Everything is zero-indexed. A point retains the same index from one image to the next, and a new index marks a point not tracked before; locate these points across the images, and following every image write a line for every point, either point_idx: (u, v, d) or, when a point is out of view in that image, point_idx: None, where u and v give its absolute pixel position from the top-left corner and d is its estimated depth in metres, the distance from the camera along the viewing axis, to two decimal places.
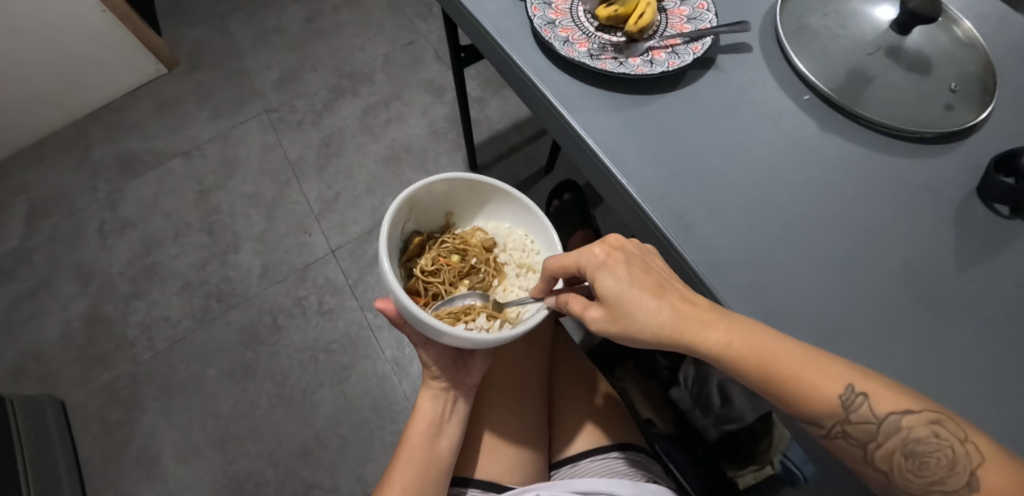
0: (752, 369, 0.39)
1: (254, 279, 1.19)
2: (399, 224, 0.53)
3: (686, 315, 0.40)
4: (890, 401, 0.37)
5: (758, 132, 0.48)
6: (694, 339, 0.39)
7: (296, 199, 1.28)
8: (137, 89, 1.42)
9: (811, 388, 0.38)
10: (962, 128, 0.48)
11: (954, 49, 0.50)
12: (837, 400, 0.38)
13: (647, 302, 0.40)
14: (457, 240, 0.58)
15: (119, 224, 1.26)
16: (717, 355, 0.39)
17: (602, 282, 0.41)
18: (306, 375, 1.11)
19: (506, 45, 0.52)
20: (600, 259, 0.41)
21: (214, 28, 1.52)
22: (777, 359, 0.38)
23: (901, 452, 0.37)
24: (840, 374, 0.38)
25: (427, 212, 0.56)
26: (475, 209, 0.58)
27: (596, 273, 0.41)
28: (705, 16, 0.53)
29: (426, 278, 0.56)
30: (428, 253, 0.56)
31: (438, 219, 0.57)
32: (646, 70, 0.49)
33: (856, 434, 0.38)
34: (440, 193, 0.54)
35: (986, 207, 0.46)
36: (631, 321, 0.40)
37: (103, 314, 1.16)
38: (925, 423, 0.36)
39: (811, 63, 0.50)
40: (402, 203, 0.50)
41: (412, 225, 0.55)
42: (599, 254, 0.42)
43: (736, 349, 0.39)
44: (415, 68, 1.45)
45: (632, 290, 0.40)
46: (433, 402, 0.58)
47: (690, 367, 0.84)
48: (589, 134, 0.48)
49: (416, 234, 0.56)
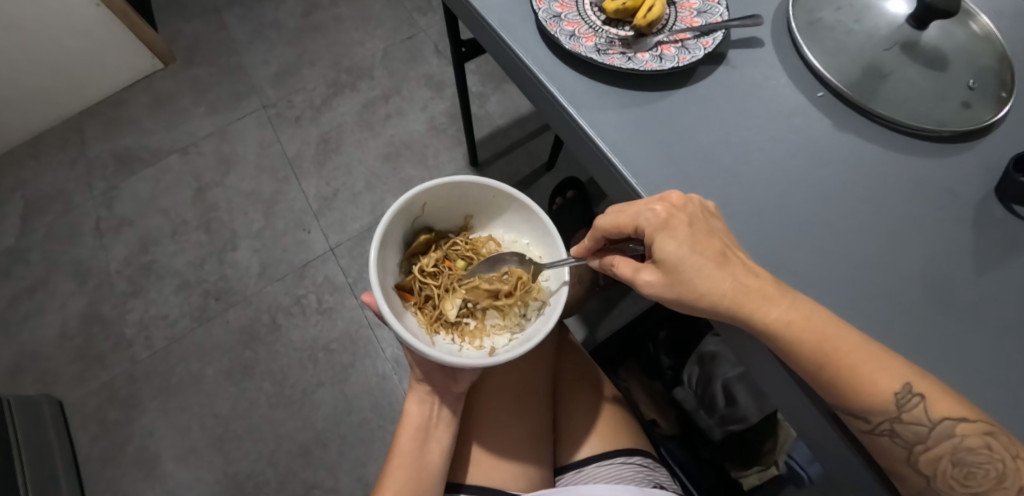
0: (808, 351, 0.37)
1: (252, 278, 1.18)
2: (410, 216, 0.52)
3: (748, 288, 0.38)
4: (948, 406, 0.36)
5: (772, 130, 0.47)
6: (751, 314, 0.38)
7: (294, 196, 1.26)
8: (133, 85, 1.40)
9: (868, 379, 0.37)
10: (980, 126, 0.47)
11: (972, 45, 0.49)
12: (892, 397, 0.36)
13: (707, 270, 0.38)
14: (468, 246, 0.57)
15: (116, 222, 1.24)
16: (770, 332, 0.38)
17: (663, 242, 0.39)
18: (306, 374, 1.10)
19: (510, 39, 0.50)
20: (661, 218, 0.39)
21: (210, 22, 1.50)
22: (838, 341, 0.37)
23: (949, 459, 0.36)
24: (898, 371, 0.36)
25: (444, 211, 0.54)
26: (494, 217, 0.56)
27: (655, 234, 0.39)
28: (716, 10, 0.52)
29: (423, 278, 0.54)
30: (434, 252, 0.55)
31: (456, 220, 0.56)
32: (655, 65, 0.47)
33: (904, 434, 0.37)
34: (458, 194, 0.53)
35: (1004, 207, 0.45)
36: (687, 286, 0.39)
37: (100, 313, 1.15)
38: (981, 434, 0.35)
39: (824, 58, 0.49)
40: (412, 198, 0.49)
41: (425, 221, 0.54)
42: (662, 212, 0.40)
43: (795, 328, 0.37)
44: (414, 63, 1.43)
45: (692, 255, 0.39)
46: (419, 406, 0.57)
47: (693, 366, 0.82)
48: (597, 131, 0.46)
49: (425, 231, 0.54)
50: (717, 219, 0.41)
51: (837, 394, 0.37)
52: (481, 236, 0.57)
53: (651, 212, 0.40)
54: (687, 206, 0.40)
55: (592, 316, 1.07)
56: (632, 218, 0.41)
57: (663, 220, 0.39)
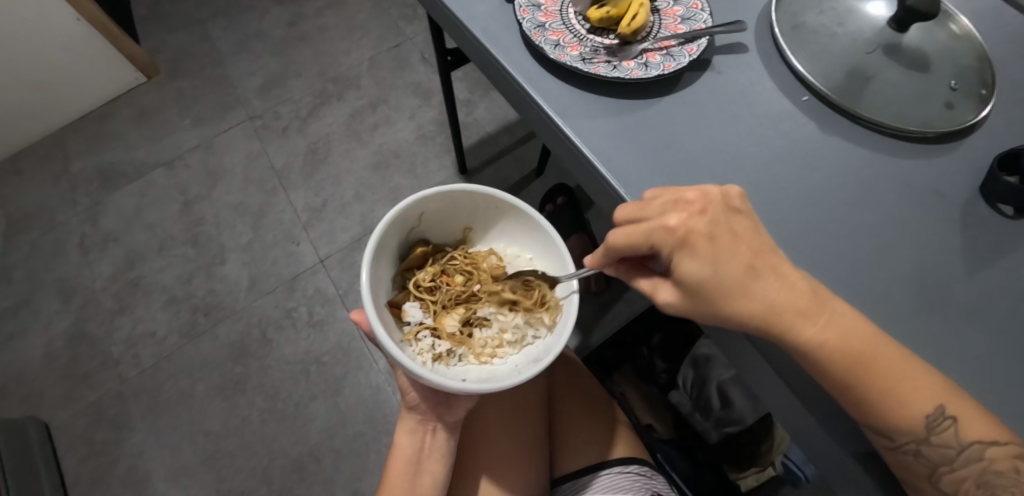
0: (842, 369, 0.36)
1: (241, 291, 1.17)
2: (404, 228, 0.51)
3: (778, 306, 0.36)
4: (979, 430, 0.36)
5: (759, 135, 0.47)
6: (785, 332, 0.36)
7: (282, 208, 1.25)
8: (116, 99, 1.39)
9: (902, 400, 0.36)
10: (963, 127, 0.47)
11: (953, 45, 0.49)
12: (923, 419, 0.36)
13: (736, 291, 0.36)
14: (467, 260, 0.55)
15: (101, 238, 1.22)
16: (804, 349, 0.37)
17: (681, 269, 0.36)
18: (298, 389, 1.08)
19: (494, 50, 0.50)
20: (676, 238, 0.36)
21: (194, 34, 1.49)
22: (874, 361, 0.36)
23: (974, 481, 0.36)
24: (933, 393, 0.36)
25: (440, 223, 0.54)
26: (492, 228, 0.55)
27: (674, 255, 0.36)
28: (700, 17, 0.52)
29: (419, 293, 0.53)
30: (431, 266, 0.54)
31: (453, 232, 0.56)
32: (641, 73, 0.47)
33: (930, 455, 0.37)
34: (455, 205, 0.52)
35: (989, 207, 0.45)
36: (713, 309, 0.37)
37: (85, 331, 1.13)
38: (1008, 457, 0.35)
39: (808, 62, 0.49)
40: (407, 209, 0.49)
41: (421, 233, 0.54)
42: (674, 235, 0.36)
43: (830, 347, 0.36)
44: (401, 71, 1.42)
45: (720, 275, 0.36)
46: (409, 438, 0.56)
47: (688, 369, 0.81)
48: (583, 141, 0.46)
49: (421, 244, 0.54)
50: (739, 217, 0.38)
51: (866, 415, 0.37)
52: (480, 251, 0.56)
53: (664, 231, 0.36)
54: (704, 216, 0.37)
55: (585, 319, 1.07)
56: (645, 236, 0.37)
57: (679, 245, 0.36)
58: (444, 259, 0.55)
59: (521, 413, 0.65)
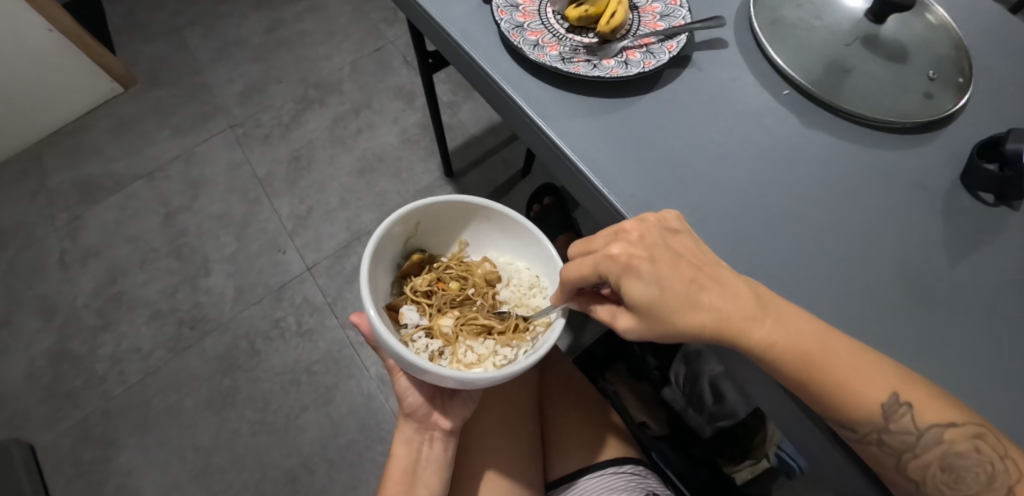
0: (791, 372, 0.36)
1: (227, 303, 1.15)
2: (401, 236, 0.50)
3: (729, 313, 0.36)
4: (932, 413, 0.35)
5: (740, 131, 0.47)
6: (738, 339, 0.36)
7: (267, 216, 1.23)
8: (93, 111, 1.36)
9: (855, 392, 0.35)
10: (942, 116, 0.47)
11: (930, 36, 0.50)
12: (879, 408, 0.35)
13: (683, 304, 0.36)
14: (462, 267, 0.54)
15: (82, 254, 1.20)
16: (759, 353, 0.36)
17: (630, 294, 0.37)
18: (289, 400, 1.07)
19: (473, 52, 0.49)
20: (619, 264, 0.37)
21: (171, 42, 1.47)
22: (823, 363, 0.36)
23: (938, 465, 0.35)
24: (884, 381, 0.35)
25: (436, 232, 0.53)
26: (488, 236, 0.54)
27: (619, 278, 0.37)
28: (679, 13, 0.51)
29: (416, 297, 0.52)
30: (426, 273, 0.53)
31: (449, 242, 0.55)
32: (621, 71, 0.47)
33: (892, 443, 0.36)
34: (451, 213, 0.52)
35: (971, 196, 0.46)
36: (671, 327, 0.36)
37: (68, 350, 1.11)
38: (968, 438, 0.35)
39: (788, 56, 0.49)
40: (405, 216, 0.48)
41: (417, 242, 0.53)
42: (616, 263, 0.37)
43: (780, 351, 0.36)
44: (383, 75, 1.41)
45: (666, 292, 0.36)
46: (405, 447, 0.56)
47: (680, 365, 0.80)
48: (564, 141, 0.45)
49: (417, 252, 0.53)
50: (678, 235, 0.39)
51: (826, 412, 0.36)
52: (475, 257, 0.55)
53: (605, 260, 0.38)
54: (645, 242, 0.38)
55: (575, 319, 1.06)
56: (592, 266, 0.38)
57: (623, 273, 0.37)
58: (439, 264, 0.54)
59: (514, 422, 0.64)
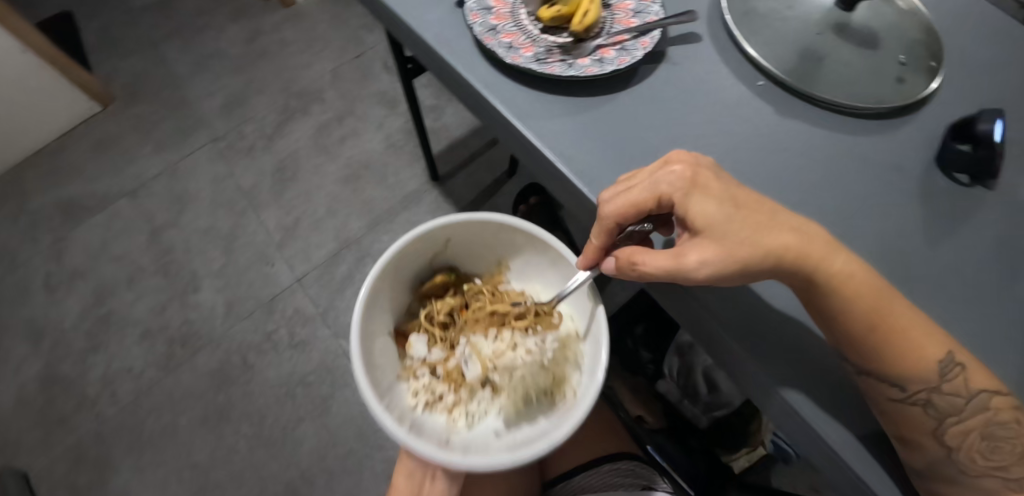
0: (857, 308, 0.36)
1: (218, 318, 1.14)
2: (428, 255, 0.51)
3: (803, 241, 0.36)
4: (982, 379, 0.36)
5: (718, 124, 0.47)
6: (810, 268, 0.36)
7: (254, 229, 1.22)
8: (72, 130, 1.34)
9: (916, 337, 0.36)
10: (915, 100, 0.48)
11: (900, 20, 0.50)
12: (936, 366, 0.36)
13: (752, 227, 0.36)
14: (492, 297, 0.54)
15: (68, 276, 1.18)
16: (829, 285, 0.36)
17: (693, 209, 0.37)
18: (284, 412, 1.06)
19: (449, 57, 0.49)
20: (685, 183, 0.38)
21: (149, 58, 1.45)
22: (887, 299, 0.36)
23: (978, 433, 0.36)
24: (943, 340, 0.36)
25: (469, 255, 0.53)
26: (524, 264, 0.52)
27: (686, 199, 0.37)
28: (651, 9, 0.52)
29: (431, 326, 0.53)
30: (452, 298, 0.54)
31: (484, 265, 0.55)
32: (596, 70, 0.47)
33: (940, 405, 0.36)
34: (484, 237, 0.51)
35: (947, 177, 0.46)
36: (741, 249, 0.35)
37: (58, 373, 1.09)
38: (1009, 409, 0.36)
39: (760, 46, 0.49)
40: (428, 238, 0.48)
41: (448, 261, 0.54)
42: (683, 181, 0.38)
43: (852, 283, 0.36)
44: (365, 81, 1.40)
45: (734, 214, 0.36)
46: (407, 479, 0.55)
47: (673, 357, 0.80)
48: (544, 142, 0.45)
49: (446, 274, 0.54)
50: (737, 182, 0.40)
51: (879, 359, 0.36)
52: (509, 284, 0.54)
53: (671, 177, 0.38)
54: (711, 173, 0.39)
55: None
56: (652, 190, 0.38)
57: (690, 188, 0.38)
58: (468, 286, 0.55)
59: None
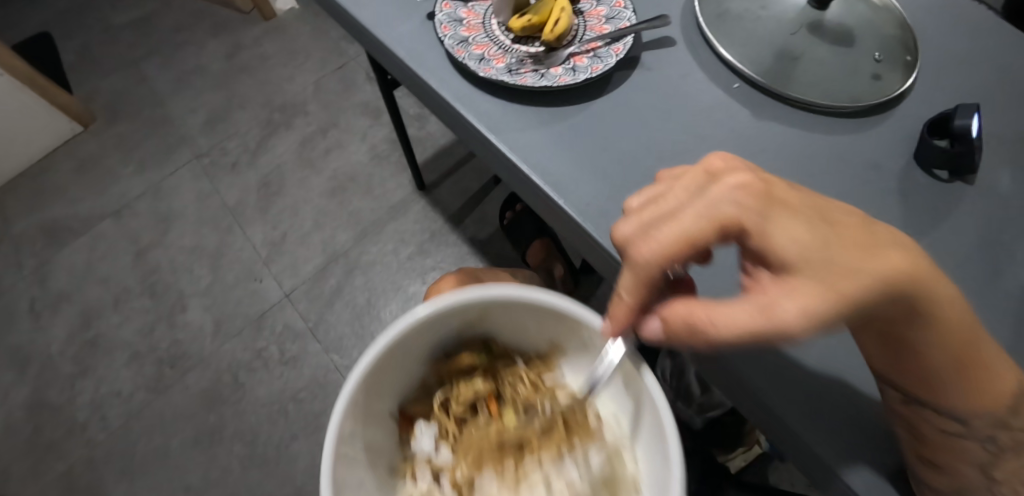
0: (953, 347, 0.26)
1: (207, 337, 1.12)
2: (452, 326, 0.37)
3: (913, 262, 0.25)
4: None
5: (694, 129, 0.47)
6: (927, 299, 0.24)
7: (241, 245, 1.21)
8: (53, 152, 1.33)
9: (996, 370, 0.28)
10: (892, 97, 0.48)
11: (875, 17, 0.50)
12: (1009, 396, 0.28)
13: (854, 252, 0.24)
14: (533, 396, 0.40)
15: (53, 300, 1.17)
16: (935, 320, 0.25)
17: (773, 232, 0.25)
18: (277, 430, 1.05)
19: (420, 70, 0.49)
20: (753, 199, 0.26)
21: (129, 76, 1.44)
22: (977, 329, 0.27)
23: None
24: (1012, 365, 0.29)
25: (510, 329, 0.39)
26: (590, 366, 0.37)
27: (757, 219, 0.25)
28: (624, 15, 0.51)
29: (444, 420, 0.39)
30: (474, 385, 0.40)
31: (528, 346, 0.40)
32: (569, 79, 0.47)
33: (1004, 440, 0.28)
34: (535, 316, 0.36)
35: (926, 174, 0.46)
36: (853, 286, 0.23)
37: (46, 400, 1.08)
38: None
39: (735, 49, 0.49)
40: (450, 311, 0.35)
41: (479, 334, 0.39)
42: (750, 196, 0.26)
43: (957, 318, 0.26)
44: (348, 92, 1.39)
45: (828, 235, 0.24)
46: None
47: (665, 359, 0.73)
48: (518, 154, 0.45)
49: (474, 351, 0.40)
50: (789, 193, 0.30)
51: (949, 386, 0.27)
52: (562, 383, 0.40)
53: (734, 193, 0.26)
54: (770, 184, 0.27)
55: None
56: (710, 209, 0.26)
57: (763, 205, 0.26)
58: (508, 368, 0.41)
59: None
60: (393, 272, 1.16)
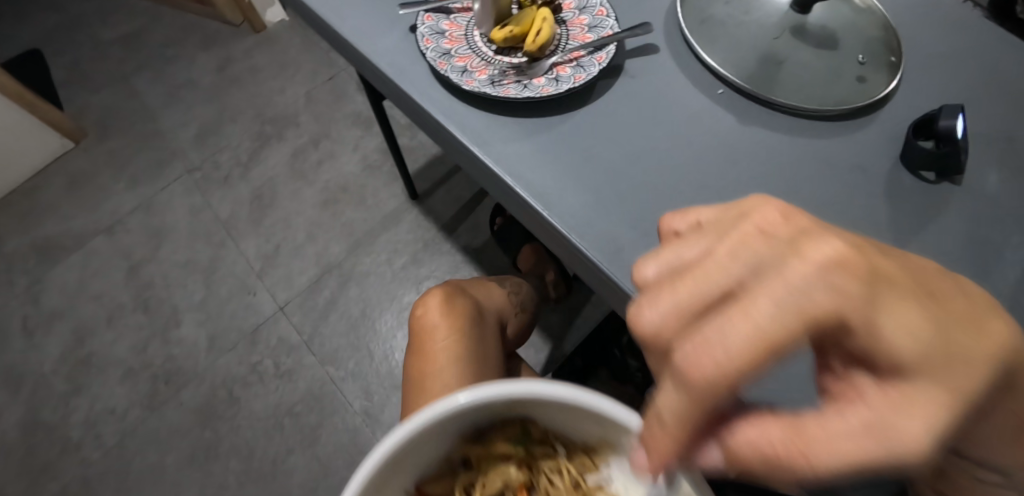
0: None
1: (201, 353, 1.12)
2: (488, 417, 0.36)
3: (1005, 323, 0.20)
4: None
5: (679, 136, 0.47)
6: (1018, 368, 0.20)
7: (234, 259, 1.21)
8: (45, 169, 1.32)
9: None
10: (876, 99, 0.48)
11: (857, 20, 0.50)
12: None
13: (971, 333, 0.18)
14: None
15: (46, 318, 1.16)
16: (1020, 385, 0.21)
17: (883, 327, 0.17)
18: (273, 445, 1.04)
19: (403, 83, 0.49)
20: (853, 274, 0.18)
21: (120, 91, 1.44)
22: None
23: None
24: None
25: (554, 427, 0.37)
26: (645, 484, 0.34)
27: (864, 308, 0.18)
28: (606, 23, 0.51)
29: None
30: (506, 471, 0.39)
31: (571, 445, 0.38)
32: (551, 89, 0.47)
33: None
34: (584, 420, 0.34)
35: (913, 175, 0.46)
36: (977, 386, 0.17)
37: (40, 420, 1.07)
38: None
39: (719, 55, 0.49)
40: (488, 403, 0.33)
41: (519, 425, 0.37)
42: (846, 272, 0.18)
43: None
44: (339, 103, 1.39)
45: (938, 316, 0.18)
46: None
47: None
48: (502, 166, 0.45)
49: (513, 443, 0.38)
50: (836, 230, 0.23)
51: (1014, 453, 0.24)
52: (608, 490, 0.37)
53: (825, 266, 0.18)
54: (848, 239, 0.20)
55: (555, 329, 1.05)
56: (800, 297, 0.18)
57: (865, 283, 0.18)
58: (548, 461, 0.39)
59: None
60: (387, 283, 1.16)
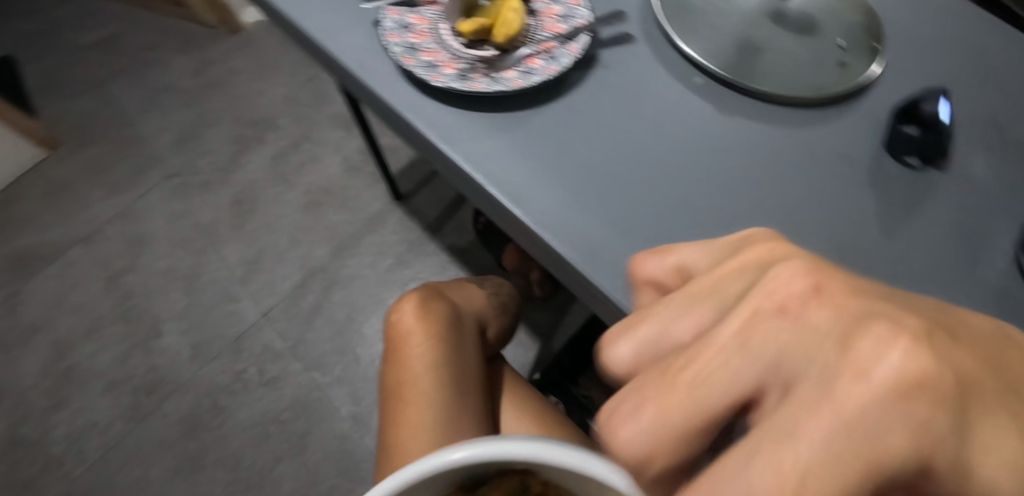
0: None
1: (184, 362, 1.09)
2: None
3: None
4: None
5: (655, 129, 0.45)
6: None
7: (216, 266, 1.18)
8: (20, 178, 1.29)
9: None
10: (858, 85, 0.46)
11: (836, 4, 0.49)
12: None
13: None
14: None
15: (24, 332, 1.13)
16: None
17: (967, 463, 0.14)
18: (260, 453, 1.02)
19: (369, 80, 0.47)
20: (928, 399, 0.14)
21: (95, 97, 1.41)
22: None
23: None
24: None
25: None
26: None
27: (947, 443, 0.14)
28: (579, 12, 0.50)
29: None
30: None
31: None
32: (523, 82, 0.45)
33: None
34: None
35: (898, 162, 0.44)
36: None
37: (20, 436, 1.04)
38: None
39: (697, 44, 0.47)
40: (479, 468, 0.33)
41: None
42: (920, 396, 0.14)
43: None
44: (320, 104, 1.37)
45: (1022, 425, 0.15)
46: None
47: None
48: (472, 164, 0.43)
49: None
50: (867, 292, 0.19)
51: None
52: None
53: (893, 394, 0.14)
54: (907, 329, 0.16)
55: (543, 327, 1.04)
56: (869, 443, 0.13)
57: (943, 405, 0.14)
58: None
59: None
60: (372, 285, 1.14)
